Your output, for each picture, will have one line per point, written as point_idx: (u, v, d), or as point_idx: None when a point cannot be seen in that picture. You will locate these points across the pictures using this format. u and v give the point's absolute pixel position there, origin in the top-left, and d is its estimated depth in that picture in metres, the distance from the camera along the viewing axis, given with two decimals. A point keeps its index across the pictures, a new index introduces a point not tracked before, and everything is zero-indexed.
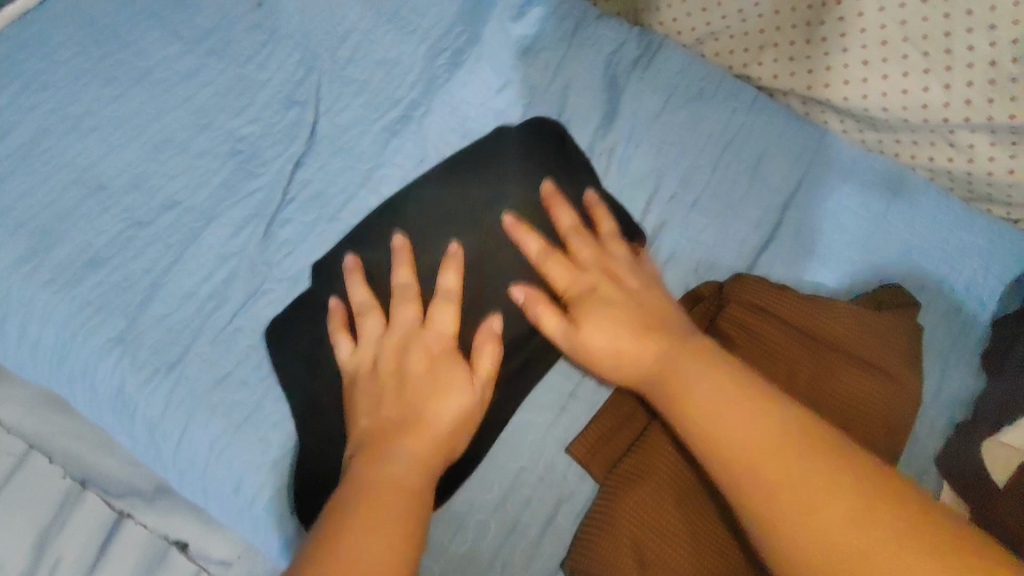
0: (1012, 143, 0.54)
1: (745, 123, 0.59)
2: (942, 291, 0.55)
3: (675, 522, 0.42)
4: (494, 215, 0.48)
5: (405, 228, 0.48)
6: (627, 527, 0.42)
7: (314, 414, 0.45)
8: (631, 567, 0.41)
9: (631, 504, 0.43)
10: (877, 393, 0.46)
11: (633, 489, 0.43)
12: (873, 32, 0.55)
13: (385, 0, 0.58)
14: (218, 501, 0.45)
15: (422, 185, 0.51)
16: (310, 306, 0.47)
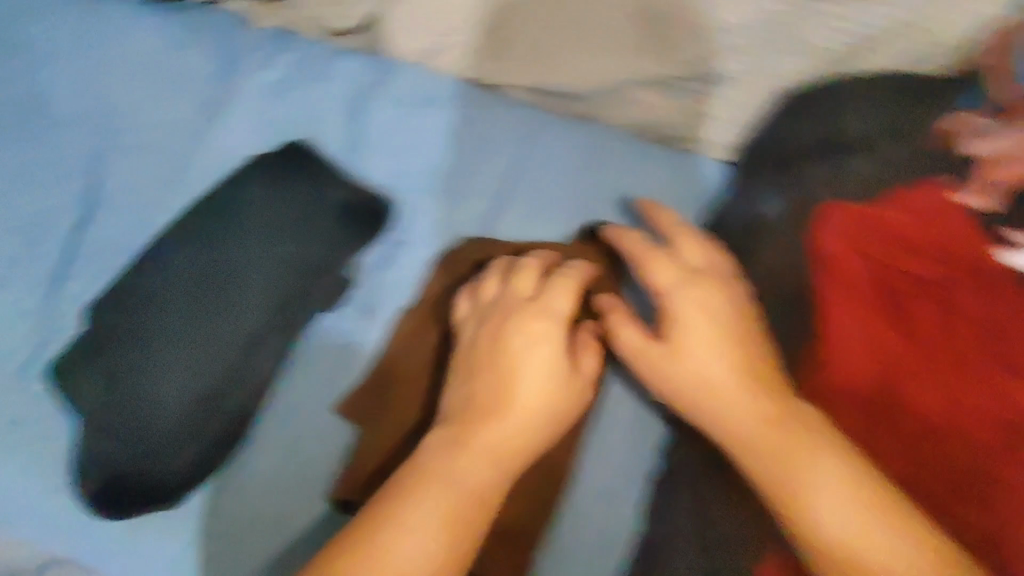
0: (673, 85, 0.69)
1: (471, 114, 0.71)
2: (645, 212, 0.67)
3: (433, 433, 0.55)
4: (237, 238, 0.59)
5: (162, 264, 0.59)
6: (382, 445, 0.55)
7: (98, 430, 0.55)
8: (377, 473, 0.54)
9: (388, 428, 0.56)
10: (583, 305, 0.58)
11: (388, 416, 0.57)
12: (551, 20, 0.70)
13: (145, 81, 0.71)
14: (92, 544, 0.57)
15: (179, 224, 0.61)
16: (83, 346, 0.57)
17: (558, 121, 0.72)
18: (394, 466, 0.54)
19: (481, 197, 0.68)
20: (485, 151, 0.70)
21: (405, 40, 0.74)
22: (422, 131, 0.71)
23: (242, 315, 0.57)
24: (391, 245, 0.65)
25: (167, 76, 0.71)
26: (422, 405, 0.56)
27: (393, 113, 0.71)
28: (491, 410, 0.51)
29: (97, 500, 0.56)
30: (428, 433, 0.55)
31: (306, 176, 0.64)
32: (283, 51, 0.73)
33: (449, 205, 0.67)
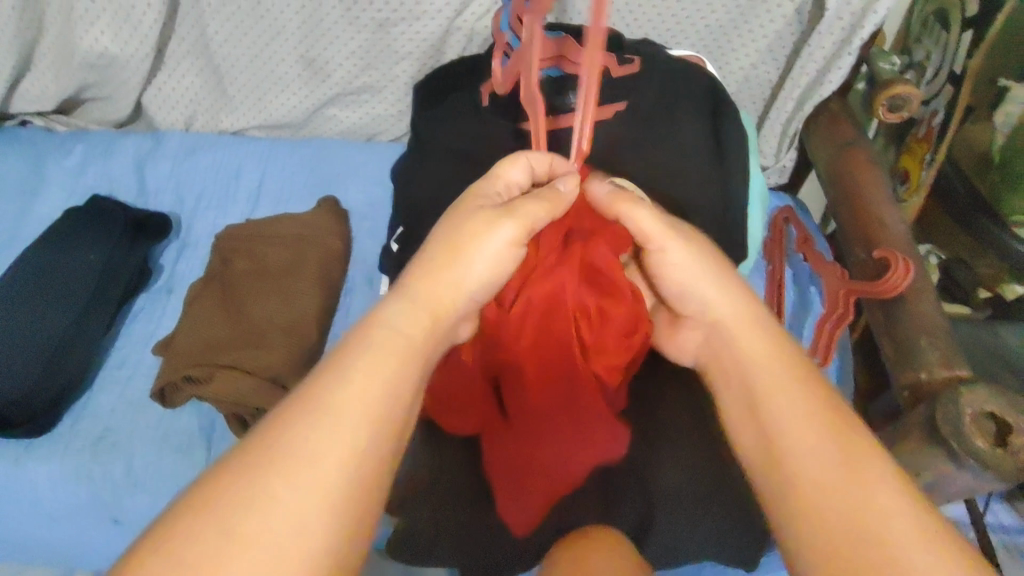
0: (347, 105, 1.03)
1: (223, 152, 1.04)
2: (355, 185, 1.02)
3: (218, 336, 0.82)
4: (68, 252, 0.86)
5: (11, 279, 0.84)
6: (189, 349, 0.80)
7: None
8: (187, 363, 0.78)
9: (192, 339, 0.81)
10: (313, 247, 0.90)
11: (192, 332, 0.82)
12: (249, 84, 1.01)
13: None
14: None
15: (22, 257, 0.86)
16: None
17: (288, 145, 1.06)
18: (192, 355, 0.79)
19: (240, 202, 0.99)
20: (240, 172, 1.02)
21: (162, 115, 1.05)
22: (191, 170, 1.02)
23: (77, 297, 0.83)
24: (178, 246, 0.95)
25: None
26: (207, 324, 0.83)
27: (167, 164, 1.02)
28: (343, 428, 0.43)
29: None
30: (212, 338, 0.81)
31: (99, 205, 0.91)
32: (79, 142, 1.03)
33: (219, 211, 0.98)
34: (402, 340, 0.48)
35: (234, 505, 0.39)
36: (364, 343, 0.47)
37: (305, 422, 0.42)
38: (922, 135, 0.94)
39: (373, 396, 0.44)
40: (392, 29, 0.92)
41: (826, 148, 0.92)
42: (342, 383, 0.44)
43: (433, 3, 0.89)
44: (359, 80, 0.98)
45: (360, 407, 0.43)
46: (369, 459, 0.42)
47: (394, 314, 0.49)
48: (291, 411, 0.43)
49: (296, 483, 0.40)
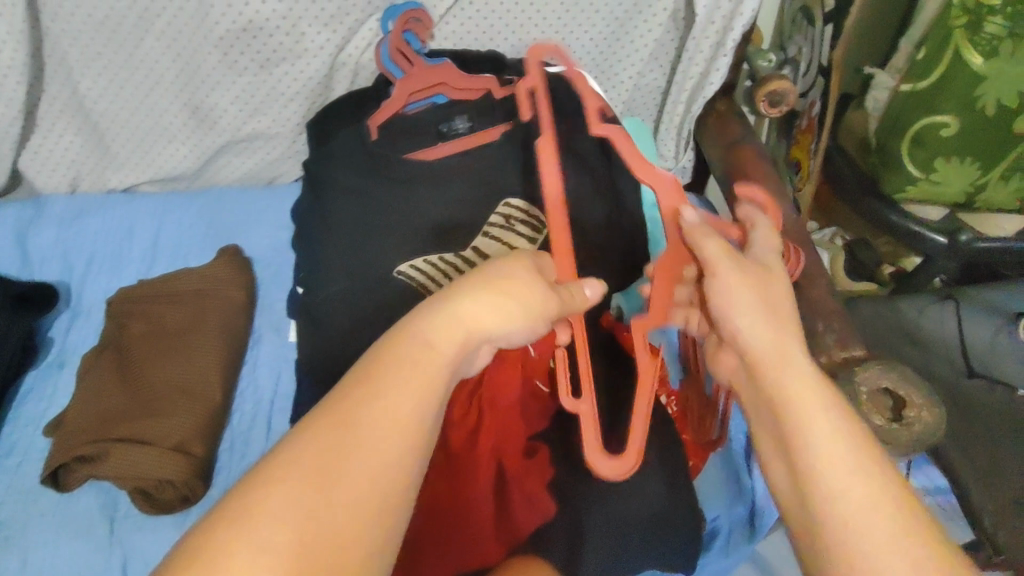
0: (240, 152, 1.00)
1: (113, 212, 0.99)
2: (258, 232, 0.99)
3: (116, 408, 0.78)
4: None
5: None
6: (83, 427, 0.76)
7: None
8: (79, 443, 0.73)
9: (86, 414, 0.77)
10: (213, 301, 0.87)
11: (86, 407, 0.78)
12: (132, 138, 0.97)
13: None
14: None
15: None
16: None
17: (182, 198, 1.02)
18: (85, 433, 0.75)
19: (135, 261, 0.95)
20: (133, 232, 0.98)
21: (43, 180, 0.99)
22: (79, 234, 0.97)
23: None
24: (68, 317, 0.90)
25: None
26: (103, 394, 0.79)
27: (52, 231, 0.97)
28: (358, 443, 0.42)
29: None
30: (107, 410, 0.78)
31: None
32: None
33: (112, 274, 0.94)
34: (432, 361, 0.45)
35: (237, 520, 0.38)
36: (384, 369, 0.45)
37: (333, 428, 0.42)
38: (805, 126, 0.97)
39: (388, 438, 0.42)
40: (275, 70, 0.90)
41: (716, 148, 0.95)
42: (361, 419, 0.42)
43: (313, 41, 0.88)
44: (248, 125, 0.95)
45: (368, 445, 0.42)
46: (377, 483, 0.41)
47: (435, 330, 0.46)
48: (315, 421, 0.43)
49: (298, 525, 0.38)
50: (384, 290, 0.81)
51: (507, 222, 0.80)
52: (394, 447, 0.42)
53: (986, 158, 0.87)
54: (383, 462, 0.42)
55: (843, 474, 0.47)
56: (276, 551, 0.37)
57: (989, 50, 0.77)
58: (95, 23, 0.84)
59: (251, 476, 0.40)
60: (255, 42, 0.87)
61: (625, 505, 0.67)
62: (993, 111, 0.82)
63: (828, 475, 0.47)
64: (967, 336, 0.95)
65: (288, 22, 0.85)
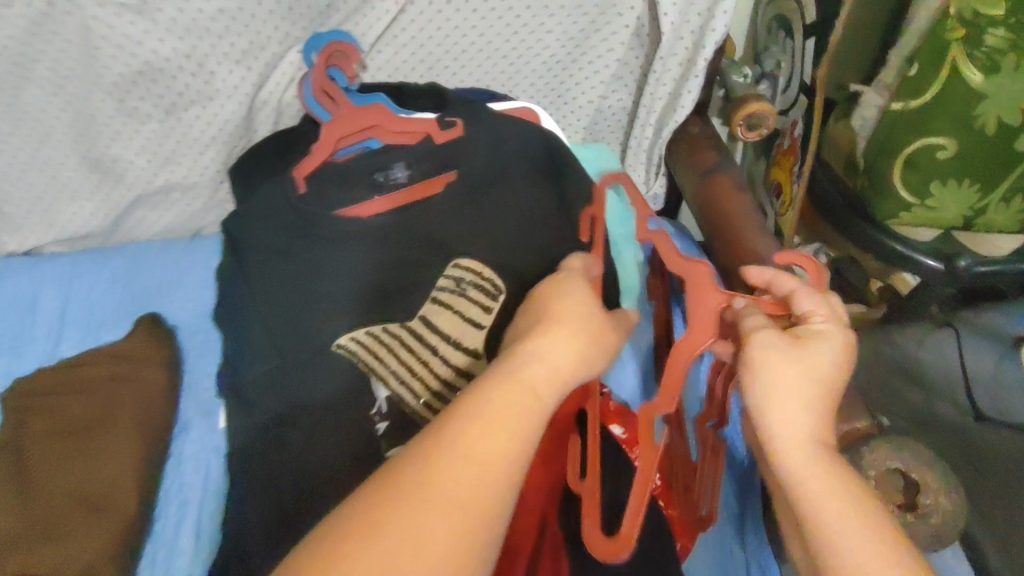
0: (153, 207, 0.87)
1: (12, 283, 0.86)
2: (180, 297, 0.87)
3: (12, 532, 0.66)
4: None
5: None
6: None
7: None
8: None
9: None
10: (127, 389, 0.75)
11: None
12: (25, 199, 0.84)
13: None
14: None
15: None
16: None
17: (92, 259, 0.88)
18: None
19: (39, 339, 0.83)
20: (36, 305, 0.85)
21: None
22: None
23: None
24: None
25: None
26: None
27: None
28: (463, 463, 0.42)
29: None
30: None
31: None
32: None
33: (13, 358, 0.81)
34: (530, 393, 0.46)
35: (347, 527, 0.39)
36: (472, 408, 0.45)
37: (444, 437, 0.43)
38: (786, 147, 0.88)
39: (467, 493, 0.41)
40: (183, 115, 0.78)
41: (690, 177, 0.85)
42: (441, 470, 0.41)
43: (226, 80, 0.76)
44: (159, 178, 0.83)
45: (473, 462, 0.42)
46: (474, 505, 0.41)
47: (540, 353, 0.49)
48: (428, 435, 0.44)
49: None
50: (321, 370, 0.70)
51: (457, 285, 0.69)
52: (467, 494, 0.41)
53: (985, 180, 0.79)
54: (482, 483, 0.42)
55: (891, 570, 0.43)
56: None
57: (990, 66, 0.69)
58: None
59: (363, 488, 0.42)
60: (156, 84, 0.75)
61: None
62: (994, 132, 0.73)
63: (866, 572, 0.43)
64: (969, 370, 0.90)
65: (193, 60, 0.73)
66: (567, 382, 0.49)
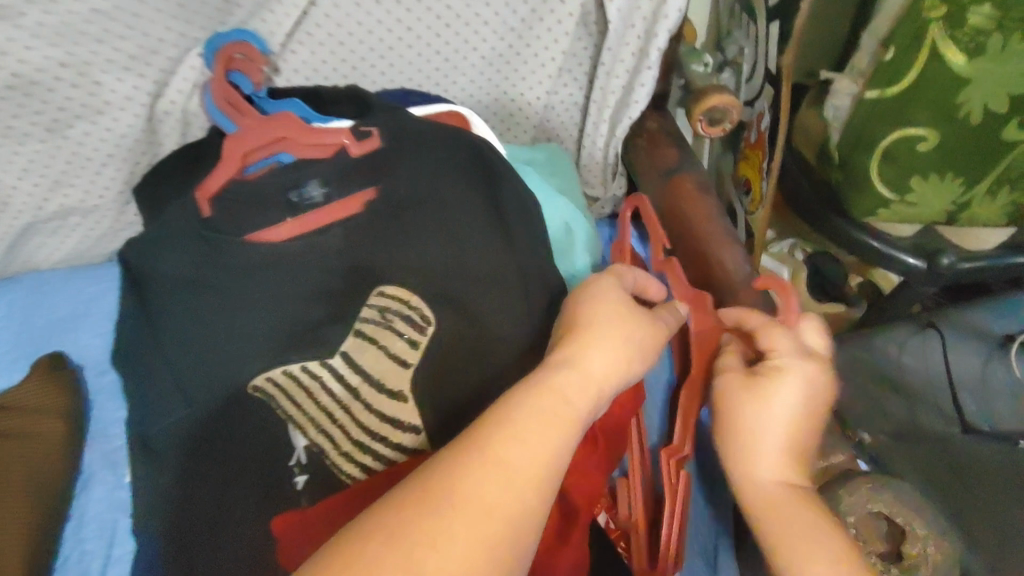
0: (48, 236, 0.77)
1: None
2: (84, 332, 0.78)
3: None
4: None
5: None
6: None
7: None
8: None
9: None
10: (14, 449, 0.66)
11: None
12: None
13: None
14: None
15: None
16: None
17: None
18: None
19: None
20: None
21: None
22: None
23: None
24: None
25: None
26: None
27: None
28: (490, 471, 0.39)
29: None
30: None
31: None
32: None
33: None
34: (568, 407, 0.44)
35: (359, 539, 0.36)
36: (505, 411, 0.43)
37: (477, 444, 0.41)
38: (754, 140, 0.80)
39: (490, 509, 0.38)
40: (69, 133, 0.68)
41: (650, 178, 0.77)
42: (470, 478, 0.39)
43: (115, 90, 0.67)
44: (52, 203, 0.73)
45: (506, 472, 0.40)
46: (504, 525, 0.38)
47: (589, 358, 0.47)
48: (463, 441, 0.42)
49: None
50: (235, 416, 0.62)
51: (382, 317, 0.61)
52: (493, 503, 0.38)
53: (969, 173, 0.71)
54: (509, 503, 0.39)
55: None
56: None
57: (974, 47, 0.61)
58: None
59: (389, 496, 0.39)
60: (30, 99, 0.64)
61: None
62: (979, 120, 0.66)
63: None
64: (955, 372, 0.81)
65: (72, 69, 0.64)
66: (602, 391, 0.47)
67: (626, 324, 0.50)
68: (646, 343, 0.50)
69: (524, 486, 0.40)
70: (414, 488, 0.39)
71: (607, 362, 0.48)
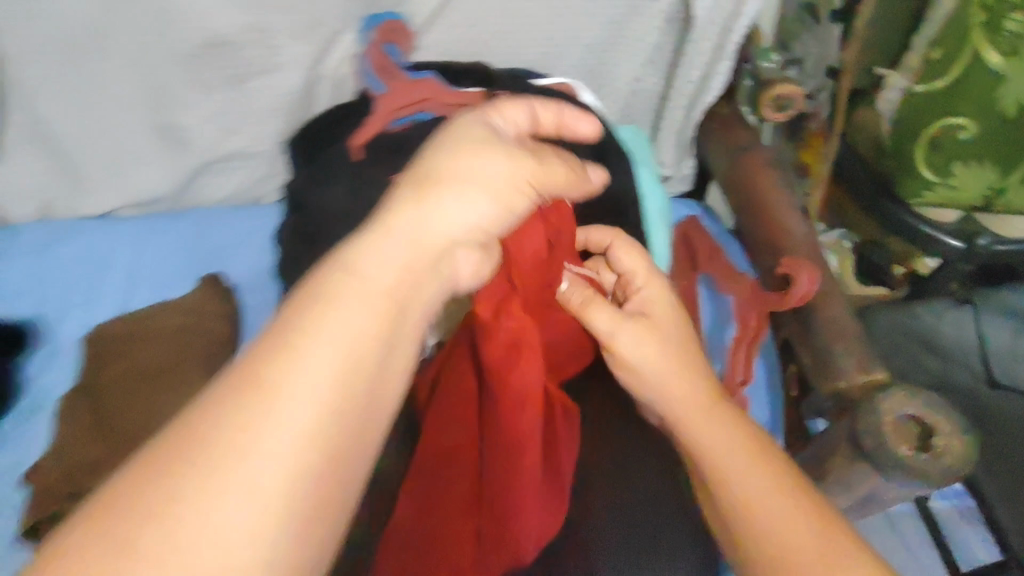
0: (219, 173, 0.94)
1: (89, 242, 0.94)
2: (241, 255, 0.95)
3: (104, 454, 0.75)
4: None
5: None
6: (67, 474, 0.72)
7: None
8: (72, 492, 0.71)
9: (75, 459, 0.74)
10: (196, 338, 0.83)
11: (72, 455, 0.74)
12: (103, 165, 0.91)
13: None
14: None
15: None
16: None
17: (164, 222, 0.97)
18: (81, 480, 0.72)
19: (112, 294, 0.91)
20: (111, 262, 0.93)
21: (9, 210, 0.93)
22: (52, 263, 0.93)
23: None
24: (44, 354, 0.85)
25: None
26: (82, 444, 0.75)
27: (25, 265, 0.92)
28: (262, 406, 0.37)
29: None
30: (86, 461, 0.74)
31: None
32: None
33: (93, 311, 0.89)
34: (360, 282, 0.42)
35: (156, 499, 0.33)
36: (298, 322, 0.40)
37: (228, 421, 0.36)
38: (815, 128, 0.93)
39: (270, 461, 0.36)
40: (249, 86, 0.84)
41: (721, 155, 0.90)
42: (231, 432, 0.36)
43: (288, 54, 0.82)
44: (226, 145, 0.90)
45: (289, 422, 0.37)
46: (329, 439, 0.38)
47: (366, 261, 0.43)
48: (219, 395, 0.37)
49: (233, 530, 0.34)
50: None
51: None
52: (314, 429, 0.37)
53: (1006, 161, 0.82)
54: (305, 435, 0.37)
55: (779, 519, 0.53)
56: (245, 536, 0.34)
57: (1010, 49, 0.72)
58: (52, 43, 0.77)
59: (134, 469, 0.35)
60: (223, 57, 0.81)
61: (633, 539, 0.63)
62: (1014, 113, 0.77)
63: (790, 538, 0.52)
64: (987, 341, 0.90)
65: (257, 34, 0.79)
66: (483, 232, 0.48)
67: (479, 176, 0.47)
68: (506, 172, 0.48)
69: (327, 416, 0.38)
70: (152, 460, 0.35)
71: (461, 212, 0.46)
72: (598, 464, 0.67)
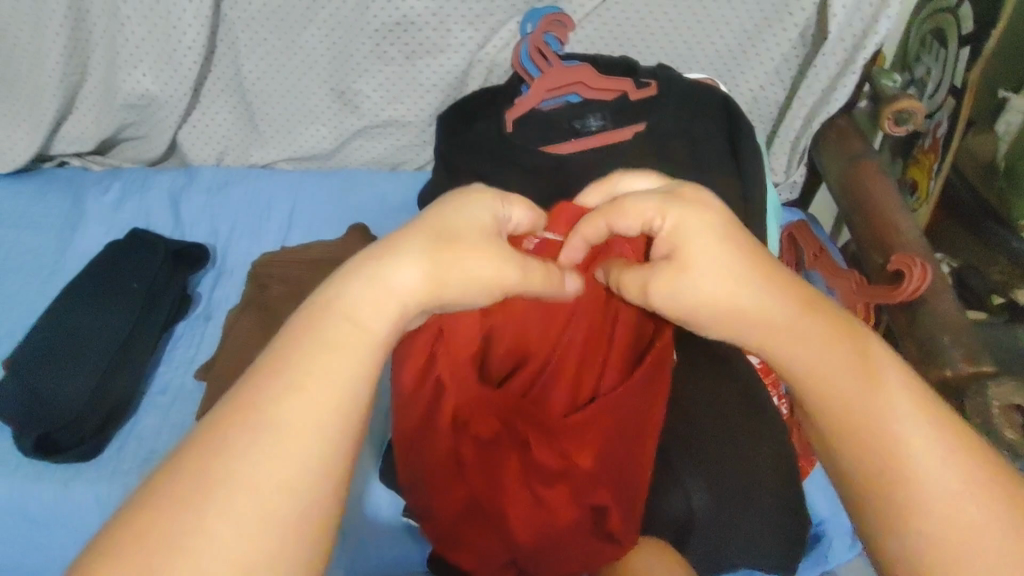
0: (373, 138, 1.07)
1: (254, 185, 1.08)
2: (383, 209, 1.04)
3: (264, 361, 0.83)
4: (114, 282, 0.89)
5: (65, 296, 0.88)
6: (232, 369, 0.83)
7: (41, 412, 0.80)
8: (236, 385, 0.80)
9: (237, 359, 0.84)
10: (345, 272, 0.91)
11: (240, 355, 0.84)
12: (279, 119, 1.05)
13: (27, 220, 1.03)
14: (38, 500, 0.79)
15: (72, 286, 0.90)
16: (21, 368, 0.82)
17: (317, 177, 1.09)
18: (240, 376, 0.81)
19: (273, 233, 1.03)
20: (272, 206, 1.06)
21: (195, 151, 1.09)
22: (225, 200, 1.06)
23: (126, 327, 0.86)
24: (214, 274, 1.00)
25: (42, 214, 1.03)
26: (246, 346, 0.84)
27: (202, 198, 1.06)
28: (245, 448, 0.39)
29: (34, 450, 0.79)
30: (252, 360, 0.83)
31: (141, 237, 0.95)
32: (114, 181, 1.07)
33: (255, 243, 1.02)
34: (355, 335, 0.44)
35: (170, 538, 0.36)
36: (297, 358, 0.43)
37: (212, 463, 0.39)
38: (928, 146, 0.99)
39: (272, 457, 0.39)
40: (418, 61, 0.97)
41: (836, 162, 0.96)
42: (250, 434, 0.40)
43: (457, 37, 0.94)
44: (386, 112, 1.02)
45: (261, 471, 0.39)
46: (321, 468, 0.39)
47: (352, 302, 0.45)
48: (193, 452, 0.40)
49: (267, 485, 0.39)
50: None
51: None
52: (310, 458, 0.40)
53: None
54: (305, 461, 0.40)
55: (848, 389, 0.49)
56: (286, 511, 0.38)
57: None
58: (268, 11, 0.93)
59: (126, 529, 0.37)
60: (404, 34, 0.94)
61: (732, 483, 0.69)
62: None
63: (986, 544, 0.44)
64: None
65: (436, 17, 0.92)
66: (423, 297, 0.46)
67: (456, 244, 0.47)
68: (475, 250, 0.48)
69: (314, 450, 0.40)
70: (213, 444, 0.40)
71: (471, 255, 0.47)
72: (705, 415, 0.73)
